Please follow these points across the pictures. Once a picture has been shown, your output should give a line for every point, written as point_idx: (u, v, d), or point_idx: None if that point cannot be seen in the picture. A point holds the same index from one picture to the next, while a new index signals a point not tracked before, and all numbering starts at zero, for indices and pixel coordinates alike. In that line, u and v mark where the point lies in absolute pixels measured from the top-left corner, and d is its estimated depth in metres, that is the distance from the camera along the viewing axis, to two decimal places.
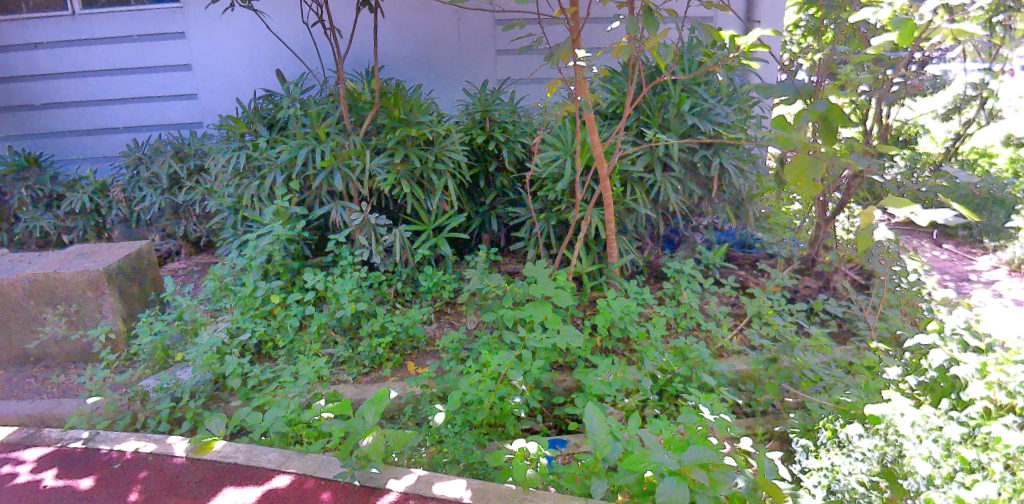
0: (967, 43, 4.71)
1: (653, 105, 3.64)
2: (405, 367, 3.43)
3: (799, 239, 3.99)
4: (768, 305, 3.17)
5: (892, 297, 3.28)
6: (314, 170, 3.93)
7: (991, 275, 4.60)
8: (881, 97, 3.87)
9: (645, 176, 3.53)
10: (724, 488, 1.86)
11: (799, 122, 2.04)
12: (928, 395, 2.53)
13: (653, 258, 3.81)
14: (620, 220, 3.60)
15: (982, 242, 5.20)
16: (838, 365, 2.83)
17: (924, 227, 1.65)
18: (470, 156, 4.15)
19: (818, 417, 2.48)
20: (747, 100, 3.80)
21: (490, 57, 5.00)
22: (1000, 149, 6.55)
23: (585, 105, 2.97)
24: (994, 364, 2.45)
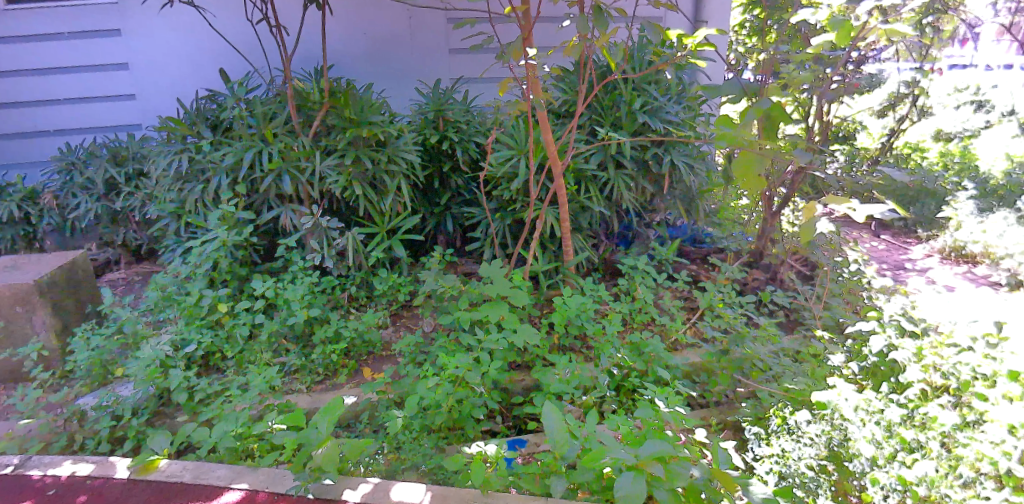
0: (900, 44, 5.01)
1: (605, 104, 3.66)
2: (361, 373, 3.36)
3: (748, 233, 4.08)
4: (720, 298, 3.23)
5: (836, 286, 3.40)
6: (261, 173, 3.80)
7: (924, 264, 4.84)
8: (822, 95, 4.02)
9: (598, 175, 3.55)
10: (681, 480, 1.88)
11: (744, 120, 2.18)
12: (870, 380, 2.63)
13: (608, 255, 3.84)
14: (574, 218, 3.61)
15: (916, 232, 5.47)
16: (786, 355, 2.90)
17: (862, 223, 1.81)
18: (423, 157, 4.08)
19: (769, 405, 2.54)
20: (695, 98, 3.87)
21: (444, 57, 4.95)
22: (929, 144, 6.92)
23: (538, 104, 2.98)
24: (929, 348, 2.59)
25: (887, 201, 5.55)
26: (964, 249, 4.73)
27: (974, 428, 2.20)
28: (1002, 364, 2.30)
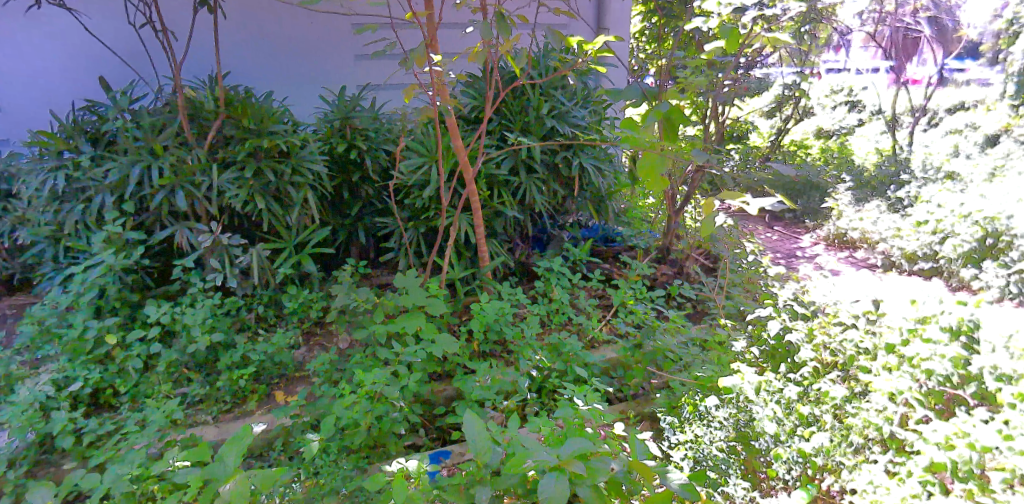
0: (782, 51, 5.43)
1: (514, 109, 3.69)
2: (273, 397, 3.18)
3: (655, 230, 4.25)
4: (631, 295, 3.34)
5: (736, 277, 3.61)
6: (151, 189, 3.51)
7: (812, 251, 5.22)
8: (715, 97, 4.27)
9: (510, 180, 3.58)
10: (602, 476, 1.91)
11: (646, 123, 2.22)
12: (769, 362, 2.82)
13: (524, 258, 3.87)
14: (489, 223, 3.61)
15: (804, 223, 5.90)
16: (695, 343, 3.04)
17: (755, 215, 1.99)
18: (331, 167, 3.94)
19: (681, 394, 2.62)
20: (600, 102, 3.99)
21: (348, 64, 4.83)
22: (812, 142, 7.54)
23: (446, 110, 2.96)
24: (818, 327, 2.84)
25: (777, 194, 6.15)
26: (846, 235, 5.17)
27: (861, 398, 2.49)
28: (883, 337, 2.62)
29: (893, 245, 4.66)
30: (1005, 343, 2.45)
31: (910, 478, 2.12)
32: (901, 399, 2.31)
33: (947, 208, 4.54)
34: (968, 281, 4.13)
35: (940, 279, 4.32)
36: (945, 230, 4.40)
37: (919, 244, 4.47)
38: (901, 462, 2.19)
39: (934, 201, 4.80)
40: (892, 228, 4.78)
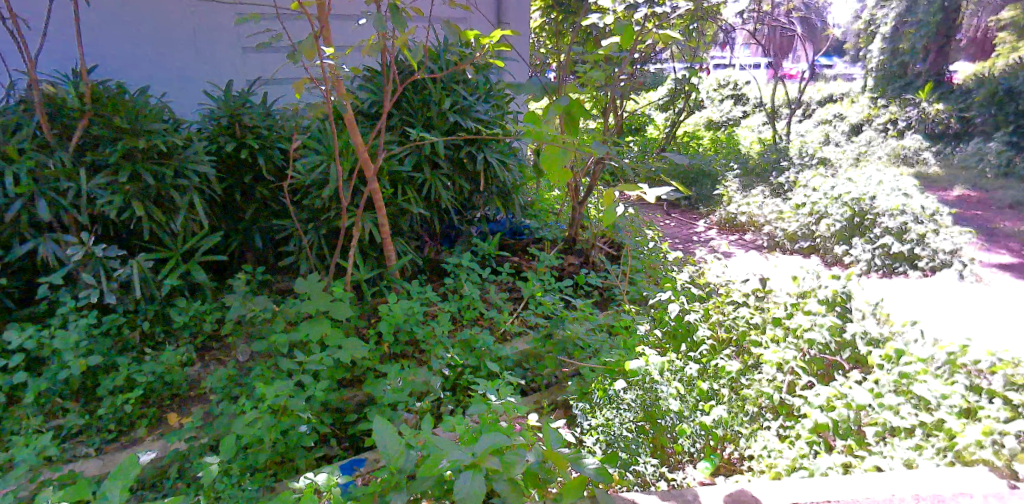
0: (673, 47, 5.73)
1: (415, 104, 3.61)
2: (165, 421, 2.91)
3: (560, 222, 4.34)
4: (540, 286, 3.39)
5: (638, 263, 3.77)
6: (4, 198, 3.08)
7: (706, 235, 5.48)
8: (612, 91, 4.43)
9: (415, 176, 3.50)
10: (517, 468, 1.91)
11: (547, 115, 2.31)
12: (671, 342, 2.94)
13: (432, 256, 3.81)
14: (394, 222, 3.52)
15: (698, 209, 6.21)
16: (602, 329, 3.13)
17: (652, 204, 2.06)
18: (219, 168, 3.66)
19: (591, 380, 2.66)
20: (502, 96, 4.00)
21: (233, 57, 4.55)
22: (703, 134, 8.04)
23: (343, 105, 2.84)
24: (712, 307, 3.07)
25: (672, 183, 6.49)
26: (736, 219, 5.53)
27: (753, 370, 2.69)
28: (770, 312, 2.92)
29: (777, 226, 5.05)
30: (871, 309, 2.92)
31: (799, 439, 2.33)
32: (788, 368, 2.59)
33: (821, 191, 5.02)
34: (841, 257, 4.54)
35: (818, 255, 4.71)
36: (820, 211, 4.84)
37: (799, 225, 4.89)
38: (789, 426, 2.41)
39: (809, 186, 5.27)
40: (776, 212, 5.20)
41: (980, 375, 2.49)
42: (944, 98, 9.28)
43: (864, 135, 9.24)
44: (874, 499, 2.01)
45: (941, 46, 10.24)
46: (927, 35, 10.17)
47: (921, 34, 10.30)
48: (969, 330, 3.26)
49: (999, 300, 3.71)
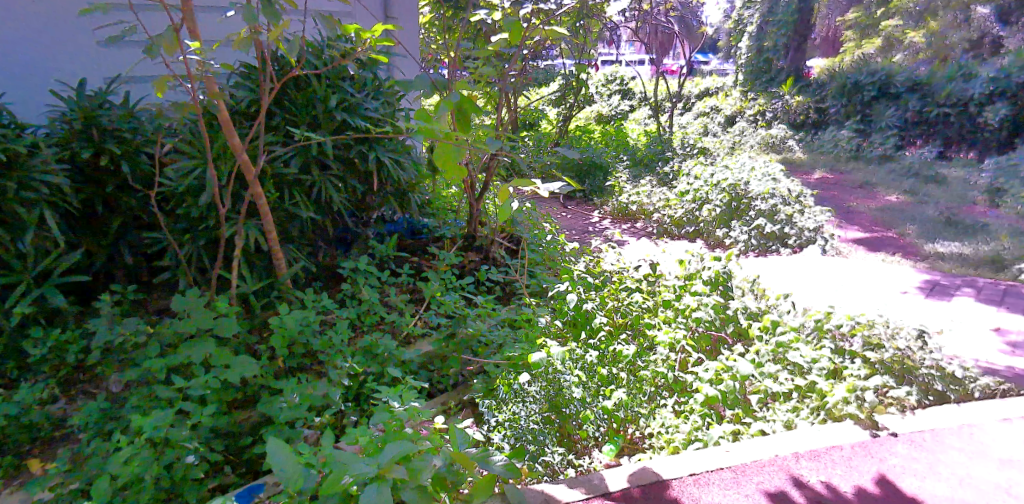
0: (562, 44, 5.88)
1: (299, 103, 3.41)
2: (19, 471, 2.53)
3: (459, 219, 4.32)
4: (441, 286, 3.35)
5: (538, 256, 3.86)
6: None
7: (601, 225, 5.56)
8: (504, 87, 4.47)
9: (303, 179, 3.31)
10: (425, 475, 1.85)
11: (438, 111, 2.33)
12: (571, 331, 3.01)
13: (327, 262, 3.64)
14: (283, 228, 3.31)
15: (592, 200, 6.39)
16: (505, 324, 3.15)
17: (546, 198, 2.13)
18: (73, 177, 3.22)
19: (496, 376, 2.66)
20: (392, 93, 3.87)
21: (88, 52, 3.95)
22: (594, 127, 8.35)
23: (215, 104, 2.61)
24: (607, 294, 3.20)
25: (565, 176, 6.64)
26: (627, 209, 5.72)
27: (648, 352, 2.83)
28: (660, 295, 3.13)
29: (664, 214, 5.33)
30: (749, 286, 3.23)
31: (692, 413, 2.47)
32: (679, 347, 2.75)
33: (701, 179, 5.41)
34: (722, 239, 4.83)
35: (702, 240, 5.00)
36: (702, 198, 5.20)
37: (684, 212, 5.20)
38: (683, 402, 2.56)
39: (692, 174, 5.64)
40: (663, 200, 5.50)
41: (842, 337, 2.83)
42: (793, 93, 10.84)
43: (737, 126, 10.02)
44: (761, 461, 2.19)
45: (796, 45, 11.37)
46: (785, 34, 11.22)
47: (780, 33, 11.36)
48: (830, 298, 3.64)
49: (853, 270, 4.18)
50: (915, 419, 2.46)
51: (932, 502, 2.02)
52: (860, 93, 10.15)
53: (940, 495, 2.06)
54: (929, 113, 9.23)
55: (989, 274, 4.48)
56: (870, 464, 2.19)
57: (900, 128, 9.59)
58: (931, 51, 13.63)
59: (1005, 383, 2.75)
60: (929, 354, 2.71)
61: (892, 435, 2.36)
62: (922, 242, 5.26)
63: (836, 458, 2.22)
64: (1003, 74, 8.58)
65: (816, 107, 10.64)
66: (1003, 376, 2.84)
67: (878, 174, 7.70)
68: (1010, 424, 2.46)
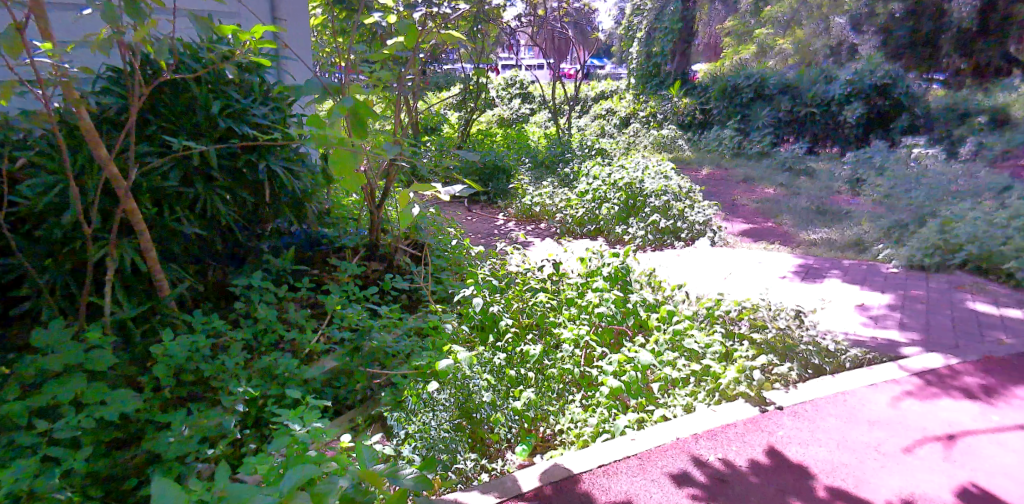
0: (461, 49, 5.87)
1: (177, 109, 3.14)
2: None
3: (360, 228, 4.19)
4: (343, 298, 3.24)
5: (443, 262, 3.85)
6: None
7: (506, 227, 5.61)
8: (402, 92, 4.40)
9: (185, 192, 3.05)
10: (330, 497, 1.74)
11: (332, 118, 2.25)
12: (478, 334, 3.02)
13: (217, 280, 3.38)
14: (164, 246, 3.04)
15: (496, 203, 6.44)
16: (412, 333, 3.10)
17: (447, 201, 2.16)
18: None
19: (403, 387, 2.60)
20: (283, 98, 3.64)
21: None
22: (495, 131, 8.42)
23: (75, 111, 2.33)
24: (511, 295, 3.25)
25: (468, 179, 6.64)
26: (531, 210, 5.82)
27: (554, 349, 2.90)
28: (564, 294, 3.23)
29: (567, 214, 5.46)
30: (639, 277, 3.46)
31: (598, 406, 2.55)
32: (583, 343, 2.84)
33: (599, 179, 5.63)
34: (621, 236, 5.02)
35: (602, 237, 5.18)
36: (600, 197, 5.39)
37: (584, 211, 5.35)
38: (590, 396, 2.63)
39: (591, 175, 5.85)
40: (564, 200, 5.64)
41: (731, 321, 3.12)
42: (680, 95, 11.53)
43: (631, 127, 10.51)
44: (664, 446, 2.29)
45: (681, 50, 12.11)
46: (671, 40, 11.91)
47: (666, 40, 12.05)
48: (720, 286, 3.89)
49: (739, 259, 4.51)
50: (797, 392, 2.68)
51: (814, 467, 2.20)
52: (738, 95, 11.01)
53: (821, 459, 2.25)
54: (799, 113, 10.40)
55: (851, 256, 5.01)
56: (761, 438, 2.36)
57: (773, 127, 10.53)
58: (796, 56, 15.08)
59: (868, 352, 3.07)
60: (805, 331, 3.00)
61: (778, 409, 2.55)
62: (796, 230, 5.78)
63: (730, 435, 2.36)
64: (855, 78, 10.01)
65: (701, 109, 11.40)
66: (867, 346, 3.18)
67: (757, 170, 8.39)
68: (874, 389, 2.75)
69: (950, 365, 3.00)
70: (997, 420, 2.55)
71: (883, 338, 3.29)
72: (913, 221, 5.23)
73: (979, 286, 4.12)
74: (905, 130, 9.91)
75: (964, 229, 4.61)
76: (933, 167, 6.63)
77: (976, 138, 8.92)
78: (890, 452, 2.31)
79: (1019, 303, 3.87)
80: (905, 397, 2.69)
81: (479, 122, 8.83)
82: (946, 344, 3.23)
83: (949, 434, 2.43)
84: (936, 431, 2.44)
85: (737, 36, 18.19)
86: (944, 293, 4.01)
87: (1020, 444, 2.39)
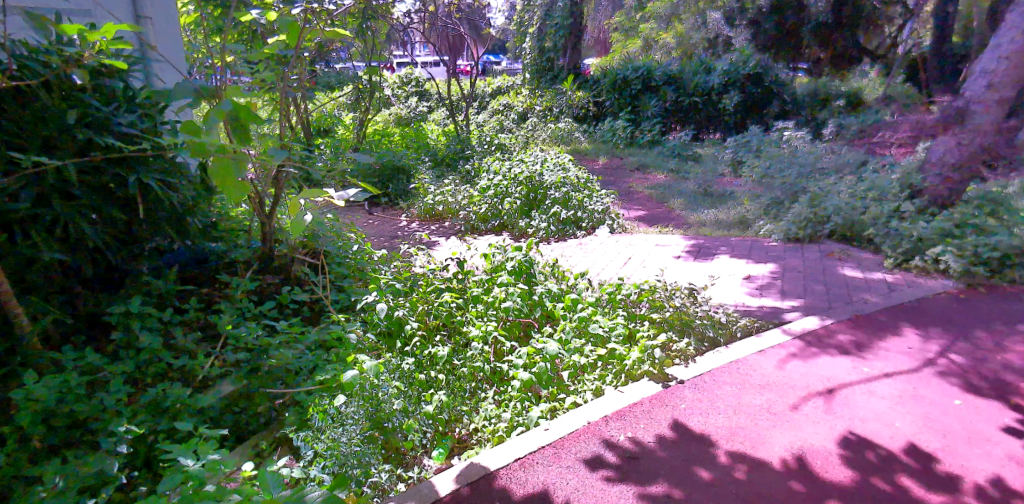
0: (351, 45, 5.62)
1: (20, 121, 2.64)
2: None
3: (251, 239, 3.92)
4: (237, 317, 3.03)
5: (344, 269, 3.73)
6: None
7: (409, 228, 5.50)
8: (288, 93, 4.14)
9: (39, 213, 2.62)
10: None
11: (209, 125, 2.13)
12: (385, 341, 2.95)
13: (88, 308, 2.98)
14: (17, 275, 2.65)
15: (398, 204, 6.31)
16: (316, 346, 2.95)
17: (341, 207, 2.19)
18: None
19: (309, 405, 2.46)
20: (151, 105, 3.24)
21: None
22: (392, 130, 8.21)
23: None
24: (415, 298, 3.24)
25: (367, 182, 6.45)
26: (434, 209, 5.75)
27: (463, 348, 2.93)
28: (470, 292, 3.26)
29: (470, 211, 5.43)
30: (541, 268, 3.56)
31: (511, 400, 2.58)
32: (492, 339, 2.88)
33: (500, 174, 5.66)
34: (525, 229, 5.07)
35: (507, 231, 5.22)
36: (502, 192, 5.42)
37: (487, 207, 5.35)
38: (502, 390, 2.68)
39: (492, 171, 5.87)
40: (466, 198, 5.61)
41: (632, 304, 3.28)
42: (575, 88, 11.84)
43: (529, 121, 10.64)
44: (577, 432, 2.34)
45: (573, 44, 12.42)
46: (562, 35, 12.21)
47: (557, 35, 12.31)
48: (620, 271, 4.05)
49: (638, 244, 4.72)
50: (696, 365, 2.83)
51: (716, 435, 2.34)
52: (628, 87, 11.49)
53: (721, 426, 2.39)
54: (684, 102, 11.06)
55: (737, 234, 5.39)
56: (667, 413, 2.47)
57: (661, 116, 11.10)
58: (678, 49, 15.97)
59: (756, 321, 3.32)
60: (698, 307, 3.20)
61: (680, 383, 2.69)
62: (687, 213, 6.14)
63: (638, 414, 2.46)
64: (731, 68, 10.79)
65: (594, 101, 11.77)
66: (754, 315, 3.44)
67: (649, 158, 8.81)
68: (764, 354, 2.97)
69: (825, 326, 3.31)
70: (867, 371, 2.85)
71: (768, 307, 3.57)
72: (787, 198, 5.72)
73: (846, 253, 4.58)
74: (775, 115, 10.85)
75: (830, 202, 5.10)
76: (801, 148, 7.28)
77: (834, 120, 9.96)
78: (780, 412, 2.51)
79: (879, 265, 4.35)
80: (790, 359, 2.93)
81: (374, 123, 8.57)
82: (821, 308, 3.56)
83: (829, 389, 2.68)
84: (817, 388, 2.68)
85: (622, 31, 19.06)
86: (817, 261, 4.42)
87: (886, 391, 2.68)
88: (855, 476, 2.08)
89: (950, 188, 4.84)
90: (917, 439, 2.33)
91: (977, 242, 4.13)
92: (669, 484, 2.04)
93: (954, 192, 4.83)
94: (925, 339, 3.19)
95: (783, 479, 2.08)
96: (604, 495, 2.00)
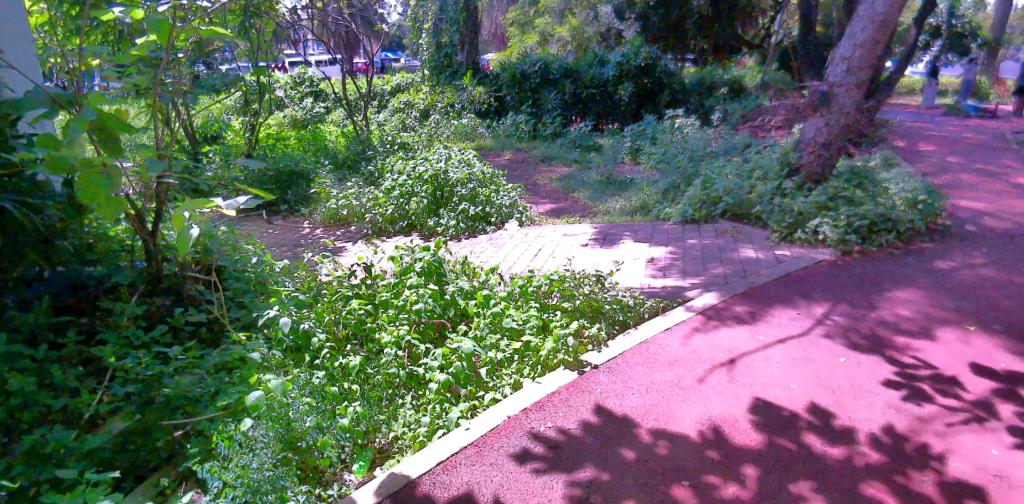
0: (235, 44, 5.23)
1: None
2: None
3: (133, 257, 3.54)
4: (122, 347, 2.74)
5: (243, 284, 3.52)
6: None
7: (312, 235, 5.27)
8: (164, 97, 3.80)
9: None
10: None
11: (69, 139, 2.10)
12: (293, 357, 2.82)
13: None
14: None
15: (299, 210, 6.02)
16: (218, 369, 2.75)
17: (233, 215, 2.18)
18: None
19: (212, 433, 2.26)
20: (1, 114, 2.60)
21: None
22: (286, 133, 7.80)
23: None
24: (322, 309, 3.12)
25: (262, 188, 6.09)
26: (338, 214, 5.53)
27: (375, 355, 2.87)
28: (380, 297, 3.21)
29: (376, 213, 5.29)
30: (451, 266, 3.54)
31: (429, 402, 2.56)
32: (405, 342, 2.84)
33: (405, 174, 5.55)
34: (434, 228, 5.00)
35: (416, 231, 5.14)
36: (408, 192, 5.32)
37: (393, 208, 5.24)
38: (420, 394, 2.65)
39: (397, 170, 5.76)
40: (372, 200, 5.46)
41: (544, 295, 3.35)
42: (475, 84, 11.84)
43: (432, 118, 10.50)
44: (499, 428, 2.36)
45: (470, 40, 12.42)
46: (458, 30, 12.20)
47: (453, 30, 12.28)
48: (530, 264, 4.09)
49: (546, 236, 4.82)
50: (608, 349, 2.93)
51: (632, 414, 2.44)
52: (527, 81, 11.67)
53: (636, 406, 2.49)
54: (582, 94, 11.39)
55: (640, 219, 5.64)
56: (586, 399, 2.54)
57: (561, 108, 11.36)
58: (572, 44, 16.43)
59: (661, 301, 3.49)
60: (607, 292, 3.37)
61: (594, 369, 2.77)
62: (592, 202, 6.34)
63: (557, 403, 2.51)
64: (623, 60, 11.26)
65: (496, 96, 11.83)
66: (659, 295, 3.62)
67: (552, 150, 9.00)
68: (669, 332, 3.13)
69: (722, 300, 3.54)
70: (762, 339, 3.08)
71: (671, 286, 3.77)
72: (682, 182, 6.05)
73: (738, 231, 4.91)
74: (666, 104, 11.47)
75: (720, 184, 5.46)
76: (691, 134, 7.74)
77: (719, 107, 10.68)
78: (688, 386, 2.65)
79: (767, 240, 4.71)
80: (693, 334, 3.11)
81: (266, 125, 8.10)
82: (718, 283, 3.81)
83: (730, 360, 2.86)
84: (720, 359, 2.86)
85: (518, 26, 19.38)
86: (713, 240, 4.71)
87: (781, 356, 2.91)
88: (761, 439, 2.25)
89: (822, 165, 5.34)
90: (812, 398, 2.55)
91: (849, 214, 4.60)
92: (594, 468, 2.10)
93: (827, 169, 5.34)
94: (810, 305, 3.50)
95: (698, 450, 2.20)
96: (530, 488, 2.02)
